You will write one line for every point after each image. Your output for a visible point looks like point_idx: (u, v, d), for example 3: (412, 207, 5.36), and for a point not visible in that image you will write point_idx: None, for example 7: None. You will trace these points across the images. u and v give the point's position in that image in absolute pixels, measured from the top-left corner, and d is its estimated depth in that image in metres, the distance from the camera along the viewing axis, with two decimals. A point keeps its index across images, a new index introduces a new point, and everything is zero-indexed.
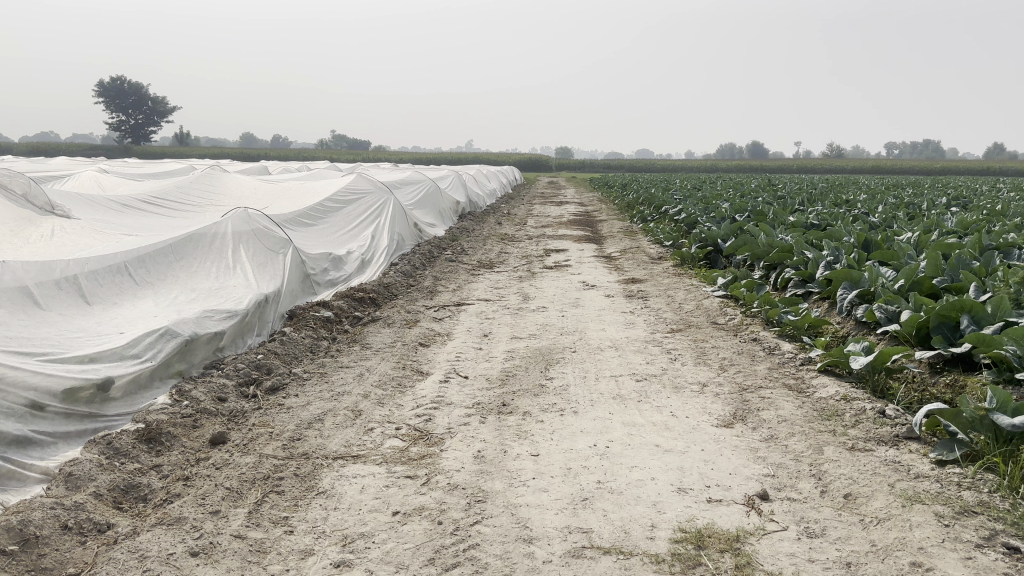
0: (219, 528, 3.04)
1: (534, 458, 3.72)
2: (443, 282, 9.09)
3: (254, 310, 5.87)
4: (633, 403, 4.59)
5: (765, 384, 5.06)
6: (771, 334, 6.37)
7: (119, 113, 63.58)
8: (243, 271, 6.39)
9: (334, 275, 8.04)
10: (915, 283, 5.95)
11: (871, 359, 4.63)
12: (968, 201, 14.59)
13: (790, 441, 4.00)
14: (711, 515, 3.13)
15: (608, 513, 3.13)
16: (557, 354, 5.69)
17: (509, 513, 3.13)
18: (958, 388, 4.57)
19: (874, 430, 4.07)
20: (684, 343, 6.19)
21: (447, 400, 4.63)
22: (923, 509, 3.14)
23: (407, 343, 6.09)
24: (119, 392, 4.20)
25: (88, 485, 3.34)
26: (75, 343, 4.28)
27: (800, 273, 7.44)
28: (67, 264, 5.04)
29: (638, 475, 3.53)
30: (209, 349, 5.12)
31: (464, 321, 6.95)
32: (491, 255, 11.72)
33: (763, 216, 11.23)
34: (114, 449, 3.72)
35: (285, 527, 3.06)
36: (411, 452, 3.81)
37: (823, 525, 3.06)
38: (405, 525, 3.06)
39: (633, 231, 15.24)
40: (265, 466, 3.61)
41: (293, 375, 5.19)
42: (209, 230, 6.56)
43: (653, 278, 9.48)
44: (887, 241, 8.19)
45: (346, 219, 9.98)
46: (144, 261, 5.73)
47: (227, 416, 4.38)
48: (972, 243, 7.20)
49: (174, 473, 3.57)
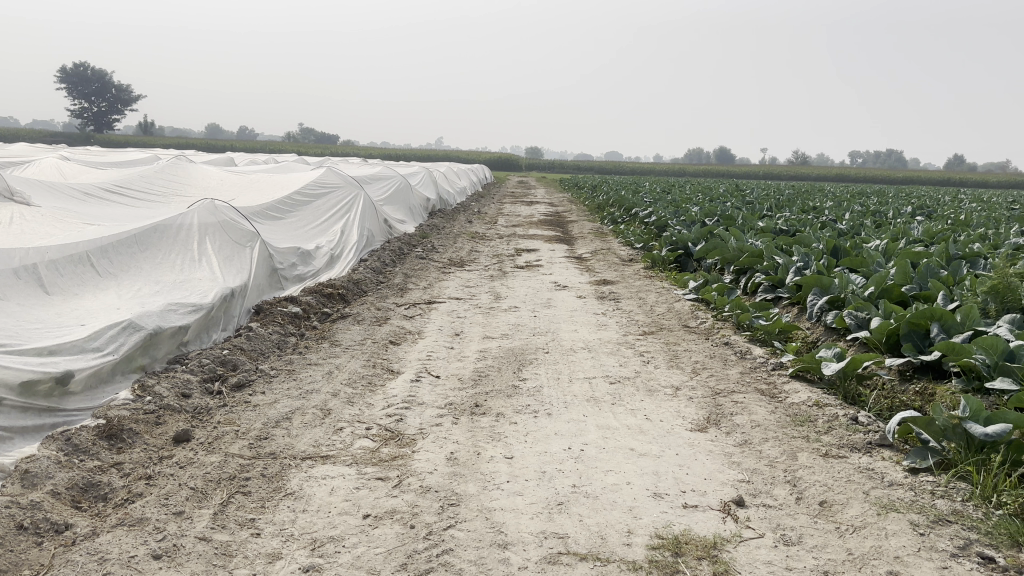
0: (183, 529, 2.93)
1: (508, 460, 3.66)
2: (414, 280, 8.97)
3: (220, 304, 5.73)
4: (607, 405, 4.55)
5: (738, 388, 5.05)
6: (742, 338, 6.38)
7: (82, 99, 62.24)
8: (209, 263, 6.24)
9: (303, 270, 7.89)
10: (884, 290, 6.00)
11: (843, 365, 4.63)
12: (931, 210, 14.87)
13: (764, 446, 3.99)
14: (688, 522, 3.10)
15: (584, 518, 3.08)
16: (530, 355, 5.64)
17: (483, 518, 3.07)
18: (928, 396, 4.60)
19: (846, 437, 4.08)
20: (656, 345, 6.17)
21: (418, 400, 4.55)
22: (898, 518, 3.14)
23: (378, 340, 5.99)
24: (79, 386, 4.05)
25: (45, 483, 3.20)
26: (34, 335, 4.13)
27: (770, 279, 7.47)
28: (26, 252, 4.86)
29: (614, 479, 3.49)
30: (173, 343, 4.98)
31: (435, 319, 6.87)
32: (461, 253, 11.65)
33: (732, 220, 11.32)
34: (73, 446, 3.58)
35: (252, 529, 2.96)
36: (381, 453, 3.72)
37: (798, 532, 3.04)
38: (377, 529, 2.98)
39: (604, 233, 15.23)
40: (230, 466, 3.50)
41: (260, 372, 5.06)
42: (175, 221, 6.40)
43: (624, 280, 9.46)
44: (855, 249, 8.26)
45: (315, 213, 9.84)
46: (107, 251, 5.57)
47: (192, 413, 4.26)
48: (939, 252, 7.28)
49: (136, 472, 3.44)
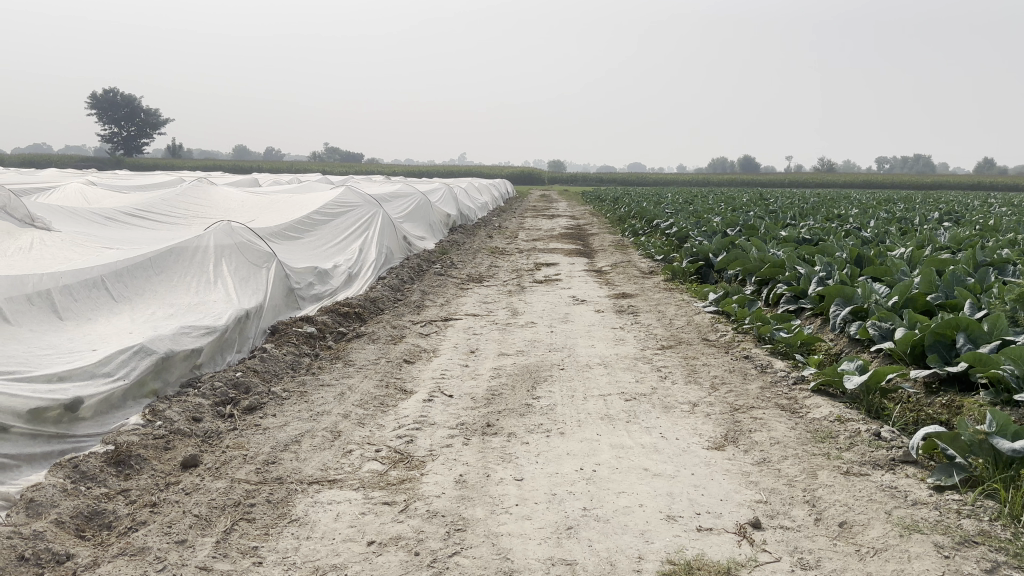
0: (185, 559, 2.89)
1: (518, 482, 3.59)
2: (431, 297, 8.93)
3: (234, 325, 5.73)
4: (622, 423, 4.46)
5: (757, 403, 4.93)
6: (763, 351, 6.26)
7: (112, 124, 63.35)
8: (224, 285, 6.24)
9: (320, 289, 7.89)
10: (909, 299, 5.86)
11: (865, 378, 4.51)
12: (959, 215, 14.61)
13: (783, 464, 3.87)
14: (701, 546, 3.00)
15: (593, 544, 3.00)
16: (545, 372, 5.56)
17: (490, 544, 2.99)
18: (955, 409, 4.46)
19: (869, 453, 3.96)
20: (675, 360, 6.07)
21: (430, 420, 4.48)
22: (922, 539, 3.01)
23: (392, 360, 5.95)
24: (89, 412, 4.04)
25: (49, 512, 3.17)
26: (44, 360, 4.12)
27: (792, 289, 7.34)
28: (40, 278, 4.88)
29: (625, 501, 3.40)
30: (186, 366, 4.97)
31: (451, 336, 6.81)
32: (480, 269, 11.60)
33: (754, 230, 11.16)
34: (80, 473, 3.56)
35: (254, 557, 2.91)
36: (390, 476, 3.67)
37: (817, 556, 2.93)
38: (381, 556, 2.91)
39: (625, 246, 15.11)
40: (236, 492, 3.45)
41: (272, 394, 5.02)
42: (191, 244, 6.42)
43: (644, 293, 9.35)
44: (879, 257, 8.08)
45: (333, 232, 9.85)
46: (122, 275, 5.59)
47: (202, 437, 4.23)
48: (967, 260, 7.10)
49: (142, 499, 3.41)
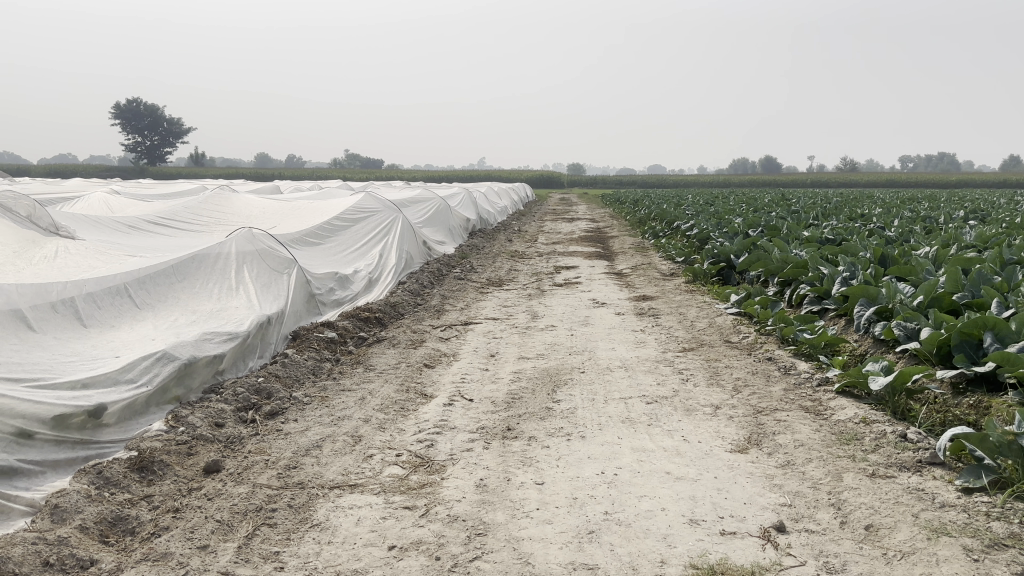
0: (207, 564, 2.90)
1: (539, 486, 3.57)
2: (451, 301, 8.94)
3: (257, 331, 5.77)
4: (643, 426, 4.43)
5: (781, 406, 4.88)
6: (786, 352, 6.20)
7: (136, 133, 64.12)
8: (246, 291, 6.28)
9: (340, 294, 7.92)
10: (935, 299, 5.79)
11: (890, 379, 4.45)
12: (985, 214, 14.44)
13: (807, 467, 3.83)
14: (724, 550, 2.96)
15: (615, 548, 2.97)
16: (565, 375, 5.54)
17: (510, 548, 2.98)
18: (982, 409, 4.39)
19: (895, 455, 3.90)
20: (696, 362, 6.02)
21: (450, 425, 4.47)
22: (950, 542, 2.96)
23: (412, 364, 5.95)
24: (112, 418, 4.08)
25: (73, 518, 3.20)
26: (68, 368, 4.16)
27: (816, 290, 7.27)
28: (64, 286, 4.93)
29: (648, 505, 3.36)
30: (209, 371, 5.00)
31: (471, 340, 6.82)
32: (500, 272, 11.60)
33: (776, 231, 11.08)
34: (104, 479, 3.59)
35: (275, 563, 2.91)
36: (410, 480, 3.66)
37: (843, 560, 2.88)
38: (401, 561, 2.91)
39: (645, 248, 15.03)
40: (258, 498, 3.46)
41: (293, 400, 5.04)
42: (212, 250, 6.46)
43: (665, 295, 9.31)
44: (904, 256, 7.99)
45: (353, 238, 9.89)
46: (144, 282, 5.63)
47: (224, 443, 4.25)
48: (993, 258, 7.02)
49: (165, 505, 3.43)
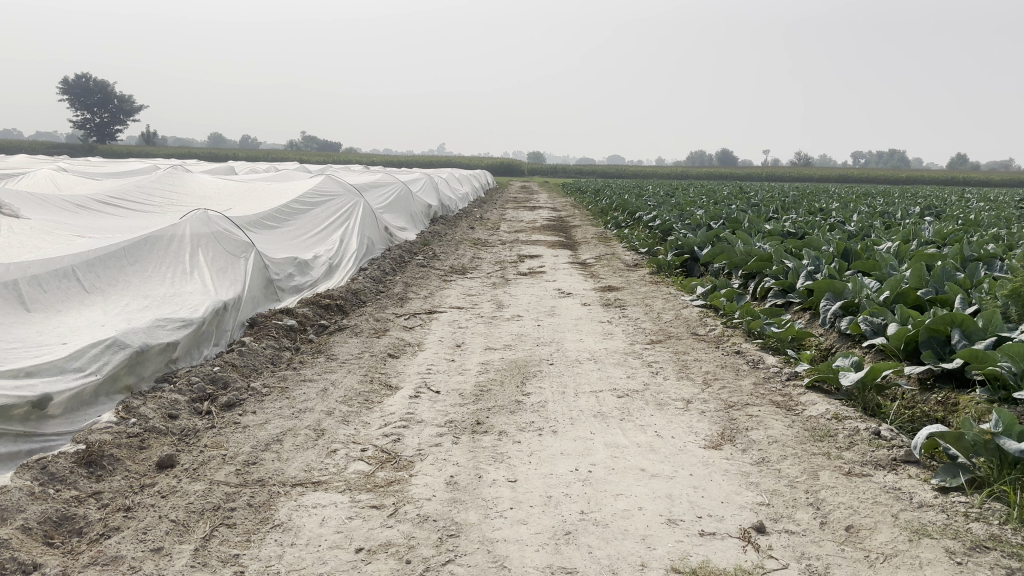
0: (162, 568, 2.72)
1: (512, 484, 3.44)
2: (413, 289, 8.75)
3: (212, 318, 5.53)
4: (615, 421, 4.33)
5: (752, 400, 4.82)
6: (754, 346, 6.16)
7: (84, 109, 62.21)
8: (201, 276, 6.03)
9: (300, 280, 7.68)
10: (900, 294, 5.77)
11: (861, 375, 4.41)
12: (939, 210, 14.63)
13: (782, 465, 3.76)
14: (705, 552, 2.88)
15: (593, 550, 2.86)
16: (534, 367, 5.42)
17: (484, 551, 2.85)
18: (951, 406, 4.36)
19: (869, 453, 3.86)
20: (665, 355, 5.95)
21: (417, 418, 4.33)
22: (932, 544, 2.91)
23: (375, 353, 5.78)
24: (58, 409, 3.85)
25: (15, 517, 2.98)
26: (9, 354, 3.90)
27: (781, 283, 7.24)
28: (6, 268, 4.64)
29: (624, 504, 3.27)
30: (162, 360, 4.77)
31: (436, 330, 6.65)
32: (463, 260, 11.42)
33: (738, 223, 11.05)
34: (49, 475, 3.37)
35: (235, 566, 2.74)
36: (377, 477, 3.51)
37: (825, 562, 2.82)
38: (370, 565, 2.76)
39: (608, 238, 14.94)
40: (215, 496, 3.28)
41: (251, 390, 4.84)
42: (166, 233, 6.19)
43: (630, 286, 9.23)
44: (866, 251, 8.00)
45: (313, 222, 9.63)
46: (94, 265, 5.36)
47: (178, 435, 4.04)
48: (954, 253, 7.05)
49: (115, 503, 3.23)
